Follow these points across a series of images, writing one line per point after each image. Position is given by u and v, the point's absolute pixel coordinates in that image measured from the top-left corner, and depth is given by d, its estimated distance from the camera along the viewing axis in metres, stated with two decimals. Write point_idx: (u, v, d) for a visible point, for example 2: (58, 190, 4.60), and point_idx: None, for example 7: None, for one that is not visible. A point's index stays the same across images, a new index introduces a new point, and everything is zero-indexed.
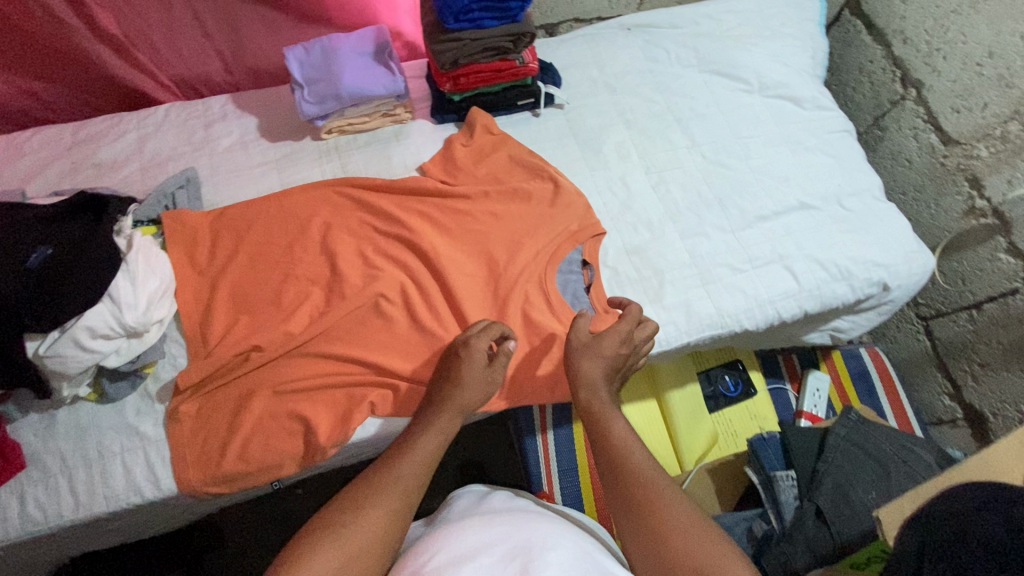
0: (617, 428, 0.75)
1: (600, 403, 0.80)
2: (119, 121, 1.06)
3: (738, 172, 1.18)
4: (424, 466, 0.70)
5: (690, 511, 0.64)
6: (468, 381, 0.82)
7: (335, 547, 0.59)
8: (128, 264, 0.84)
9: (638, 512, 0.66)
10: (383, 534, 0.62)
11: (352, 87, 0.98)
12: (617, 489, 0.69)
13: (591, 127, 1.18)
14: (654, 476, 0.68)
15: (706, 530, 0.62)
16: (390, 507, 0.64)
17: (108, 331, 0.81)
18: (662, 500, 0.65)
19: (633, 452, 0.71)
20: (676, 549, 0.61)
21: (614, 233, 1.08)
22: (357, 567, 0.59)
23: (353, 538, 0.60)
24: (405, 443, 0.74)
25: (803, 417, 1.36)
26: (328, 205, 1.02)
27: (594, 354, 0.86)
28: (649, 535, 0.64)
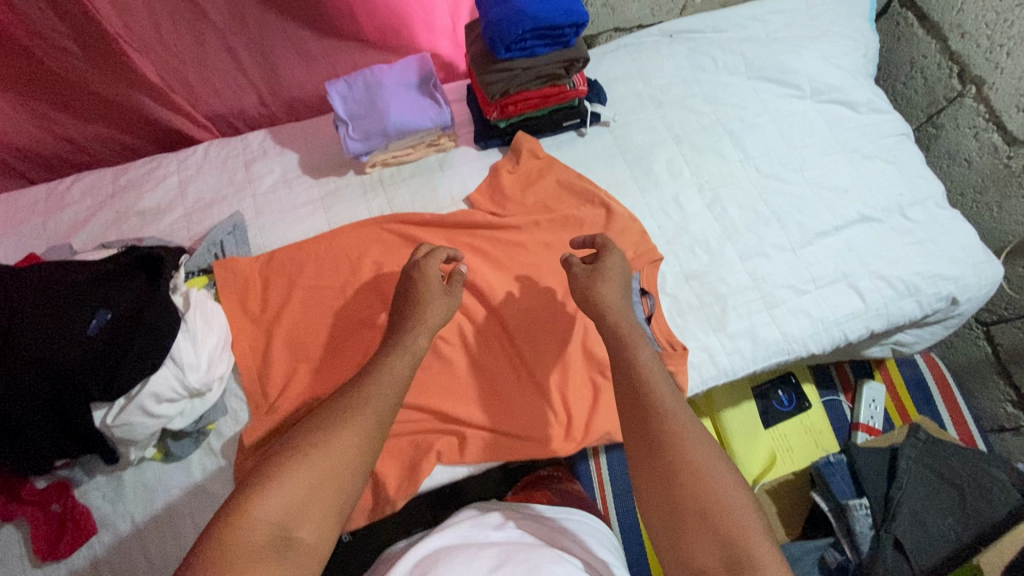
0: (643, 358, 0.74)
1: (625, 325, 0.80)
2: (159, 165, 1.04)
3: (794, 185, 1.13)
4: (393, 389, 0.71)
5: (709, 449, 0.64)
6: (434, 304, 0.83)
7: (307, 466, 0.59)
8: (187, 323, 0.82)
9: (653, 438, 0.65)
10: (357, 452, 0.63)
11: (399, 122, 0.95)
12: (632, 412, 0.69)
13: (639, 146, 1.13)
14: (673, 405, 0.68)
15: (718, 461, 0.63)
16: (361, 429, 0.64)
17: (173, 395, 0.79)
18: (683, 428, 0.65)
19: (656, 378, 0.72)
20: (688, 479, 0.61)
21: (671, 258, 1.04)
22: (331, 488, 0.59)
23: (325, 460, 0.60)
24: (378, 366, 0.73)
25: (860, 430, 1.33)
26: (380, 245, 1.00)
27: (608, 278, 0.86)
28: (658, 458, 0.64)
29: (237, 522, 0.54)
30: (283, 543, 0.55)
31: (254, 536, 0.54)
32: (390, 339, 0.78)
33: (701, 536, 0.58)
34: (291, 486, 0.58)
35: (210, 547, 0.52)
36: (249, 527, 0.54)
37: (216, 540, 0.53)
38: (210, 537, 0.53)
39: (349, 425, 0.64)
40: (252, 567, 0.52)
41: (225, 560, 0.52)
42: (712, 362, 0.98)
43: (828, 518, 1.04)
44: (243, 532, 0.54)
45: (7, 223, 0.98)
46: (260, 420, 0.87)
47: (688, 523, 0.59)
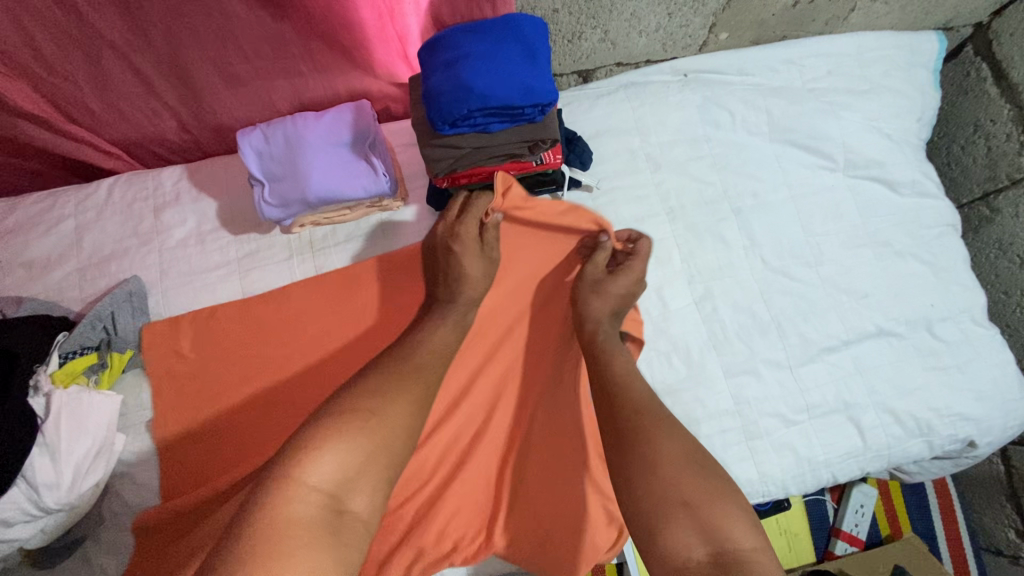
0: (621, 363, 0.77)
1: (606, 337, 0.79)
2: (53, 203, 0.89)
3: (803, 285, 0.95)
4: (434, 363, 0.73)
5: (687, 446, 0.68)
6: (469, 273, 0.80)
7: (358, 437, 0.61)
8: (45, 436, 0.69)
9: (635, 438, 0.69)
10: (403, 424, 0.65)
11: (322, 191, 0.78)
12: (613, 411, 0.72)
13: (625, 220, 0.94)
14: (656, 411, 0.72)
15: (706, 466, 0.67)
16: (407, 402, 0.66)
17: (25, 516, 0.69)
18: (665, 429, 0.69)
19: (635, 383, 0.75)
20: (670, 478, 0.65)
21: (643, 368, 0.88)
22: (378, 458, 0.62)
23: (374, 430, 0.62)
24: (416, 336, 0.75)
25: (840, 536, 1.21)
26: (312, 323, 0.86)
27: (606, 291, 0.82)
28: (642, 456, 0.67)
29: (293, 490, 0.56)
30: (337, 514, 0.58)
31: (309, 505, 0.56)
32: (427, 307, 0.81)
33: (685, 528, 0.62)
34: (344, 454, 0.60)
35: (265, 517, 0.54)
36: (304, 498, 0.56)
37: (270, 509, 0.55)
38: (267, 506, 0.55)
39: (392, 397, 0.66)
40: (308, 538, 0.54)
41: (283, 534, 0.53)
42: None
43: None
44: (298, 502, 0.56)
45: None
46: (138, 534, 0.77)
47: (673, 516, 0.63)
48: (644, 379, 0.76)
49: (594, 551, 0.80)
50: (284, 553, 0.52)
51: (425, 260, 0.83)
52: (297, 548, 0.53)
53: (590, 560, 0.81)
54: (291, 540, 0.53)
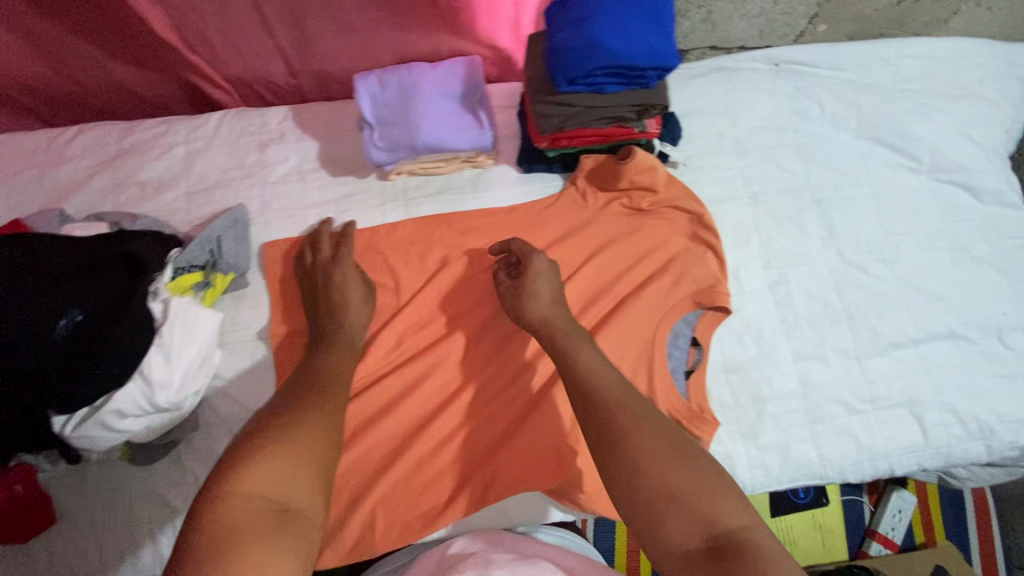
0: (583, 362, 0.66)
1: (562, 330, 0.73)
2: (166, 130, 0.94)
3: (878, 280, 0.96)
4: (340, 380, 0.68)
5: (659, 428, 0.58)
6: (353, 304, 0.80)
7: (274, 442, 0.55)
8: (162, 338, 0.74)
9: (614, 440, 0.57)
10: (325, 429, 0.59)
11: (430, 138, 0.81)
12: (590, 415, 0.61)
13: (708, 199, 0.96)
14: (621, 405, 0.60)
15: (681, 445, 0.57)
16: (320, 412, 0.61)
17: (138, 412, 0.74)
18: (641, 421, 0.58)
19: (603, 380, 0.64)
20: (655, 471, 0.54)
21: (715, 344, 0.91)
22: (306, 461, 0.55)
23: (294, 434, 0.56)
24: (318, 364, 0.70)
25: (875, 538, 1.22)
26: (403, 263, 0.89)
27: (534, 292, 0.78)
28: (624, 456, 0.56)
29: (222, 502, 0.49)
30: (280, 516, 0.50)
31: (239, 510, 0.49)
32: (318, 337, 0.77)
33: (683, 525, 0.51)
34: (265, 460, 0.53)
35: (199, 529, 0.47)
36: (231, 503, 0.49)
37: (194, 522, 0.47)
38: (201, 523, 0.48)
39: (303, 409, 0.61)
40: (240, 539, 0.47)
41: (213, 538, 0.46)
42: (732, 473, 0.87)
43: None
44: (224, 507, 0.49)
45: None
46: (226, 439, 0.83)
47: (668, 515, 0.52)
48: (614, 374, 0.65)
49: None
50: (233, 561, 0.45)
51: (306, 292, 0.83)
52: (245, 555, 0.46)
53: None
54: (235, 545, 0.46)
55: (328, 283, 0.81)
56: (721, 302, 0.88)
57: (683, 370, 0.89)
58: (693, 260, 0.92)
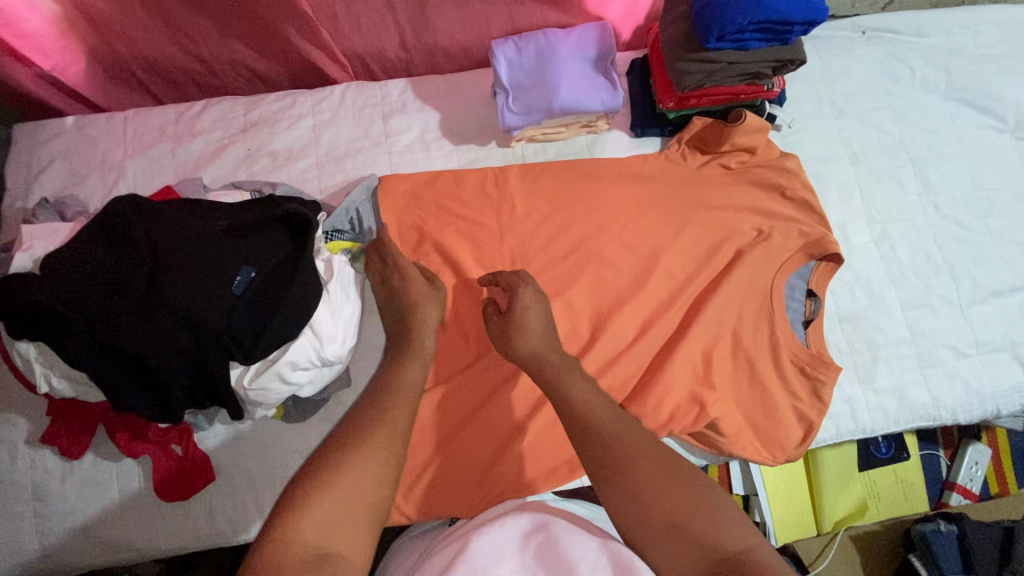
0: (577, 388, 0.65)
1: (553, 365, 0.69)
2: (292, 103, 0.97)
3: (974, 233, 1.00)
4: (405, 399, 0.63)
5: (659, 457, 0.59)
6: (418, 290, 0.79)
7: (325, 482, 0.53)
8: (329, 293, 0.78)
9: (615, 472, 0.58)
10: (382, 456, 0.56)
11: (567, 100, 0.85)
12: (591, 451, 0.60)
13: (812, 159, 1.01)
14: (620, 438, 0.60)
15: (680, 477, 0.57)
16: (375, 439, 0.57)
17: (308, 365, 0.76)
18: (631, 454, 0.59)
19: (598, 412, 0.63)
20: (652, 504, 0.56)
21: (828, 296, 0.95)
22: (362, 494, 0.53)
23: (349, 470, 0.54)
24: (387, 376, 0.67)
25: (955, 489, 1.27)
26: (534, 224, 0.93)
27: (525, 320, 0.73)
28: (626, 489, 0.57)
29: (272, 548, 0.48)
30: (324, 560, 0.48)
31: (295, 560, 0.48)
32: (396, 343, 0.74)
33: (681, 551, 0.53)
34: (317, 509, 0.51)
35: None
36: (287, 554, 0.48)
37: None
38: (250, 574, 0.47)
39: (354, 436, 0.57)
40: None
41: None
42: (851, 416, 0.91)
43: None
44: (282, 557, 0.48)
45: (135, 144, 0.94)
46: None
47: (668, 547, 0.54)
48: (608, 401, 0.65)
49: (781, 447, 0.89)
50: None
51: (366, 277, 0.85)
52: None
53: (775, 454, 0.89)
54: None
55: (397, 282, 0.80)
56: (836, 253, 0.92)
57: (802, 320, 0.93)
58: (805, 216, 0.96)
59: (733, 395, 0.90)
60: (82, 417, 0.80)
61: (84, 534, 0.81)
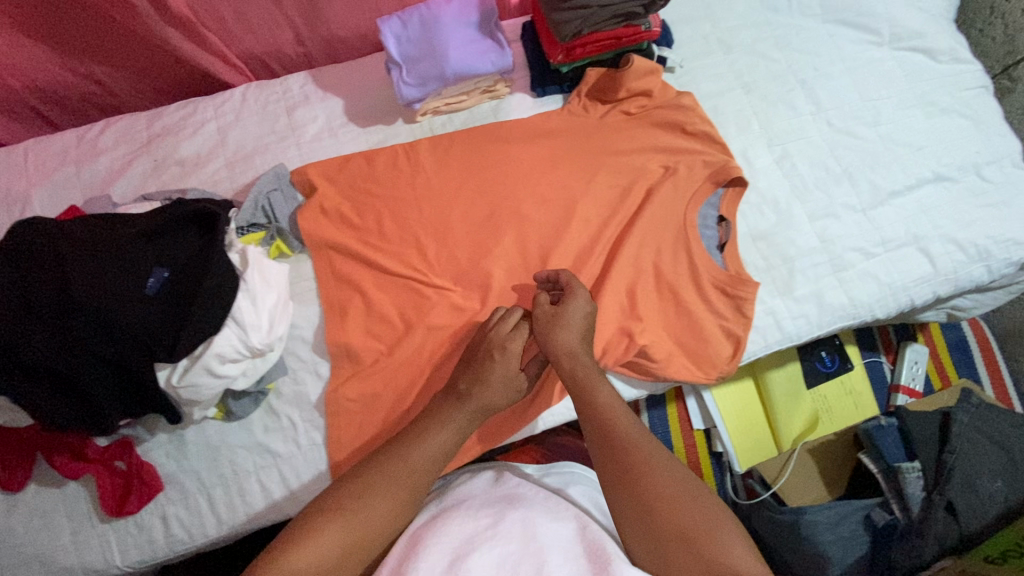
0: (603, 399, 0.77)
1: (585, 370, 0.80)
2: (193, 110, 0.97)
3: (867, 141, 1.07)
4: (437, 453, 0.77)
5: (674, 478, 0.70)
6: (514, 347, 0.82)
7: (340, 521, 0.68)
8: (246, 282, 0.79)
9: (632, 482, 0.70)
10: (389, 515, 0.71)
11: (458, 65, 0.87)
12: (608, 458, 0.73)
13: (707, 94, 1.06)
14: (645, 453, 0.72)
15: (684, 492, 0.69)
16: (393, 497, 0.71)
17: (236, 356, 0.77)
18: (653, 472, 0.70)
19: (619, 427, 0.75)
20: (659, 517, 0.67)
21: (739, 219, 1.00)
22: (361, 540, 0.68)
23: (362, 520, 0.69)
24: (427, 427, 0.79)
25: (901, 391, 1.34)
26: (449, 191, 0.95)
27: (565, 326, 0.82)
28: (634, 498, 0.69)
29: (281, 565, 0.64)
30: None
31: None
32: (460, 379, 0.82)
33: (679, 560, 0.64)
34: (328, 544, 0.66)
35: None
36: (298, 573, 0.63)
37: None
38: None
39: (382, 495, 0.71)
40: None
41: None
42: (777, 326, 0.95)
43: (876, 479, 1.04)
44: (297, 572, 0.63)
45: (37, 173, 0.93)
46: (314, 381, 0.86)
47: (671, 552, 0.65)
48: (633, 419, 0.76)
49: (713, 365, 0.93)
50: None
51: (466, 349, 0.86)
52: None
53: (707, 373, 0.93)
54: None
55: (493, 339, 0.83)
56: (738, 176, 0.97)
57: (718, 245, 0.98)
58: (707, 147, 1.00)
59: (663, 324, 0.94)
60: (18, 447, 0.79)
61: (38, 565, 0.80)
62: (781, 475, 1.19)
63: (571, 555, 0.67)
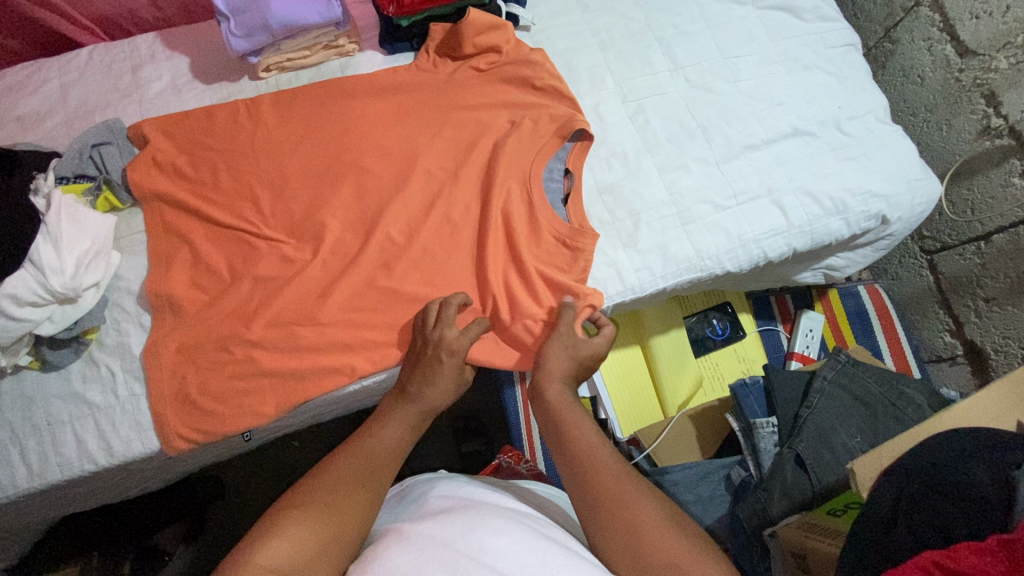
0: (584, 433, 0.70)
1: (563, 410, 0.74)
2: (40, 70, 0.99)
3: (725, 96, 1.06)
4: (394, 451, 0.70)
5: (661, 506, 0.60)
6: (450, 365, 0.80)
7: (306, 516, 0.58)
8: (49, 226, 0.79)
9: (613, 508, 0.60)
10: (362, 512, 0.61)
11: (281, 16, 0.90)
12: (584, 484, 0.64)
13: (561, 52, 1.06)
14: (626, 478, 0.63)
15: (677, 521, 0.59)
16: (363, 494, 0.62)
17: (35, 299, 0.76)
18: (636, 498, 0.60)
19: (599, 456, 0.66)
20: (651, 545, 0.56)
21: (586, 172, 1.00)
22: (334, 545, 0.57)
23: (329, 518, 0.58)
24: (377, 429, 0.73)
25: (794, 359, 1.31)
26: (286, 144, 0.94)
27: (571, 353, 0.83)
28: (622, 528, 0.58)
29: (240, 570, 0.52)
30: None
31: None
32: (404, 384, 0.80)
33: None
34: (286, 544, 0.55)
35: None
36: None
37: None
38: None
39: (348, 490, 0.62)
40: None
41: None
42: (619, 278, 0.95)
43: (737, 437, 1.05)
44: None
45: None
46: (137, 331, 0.86)
47: None
48: (609, 446, 0.68)
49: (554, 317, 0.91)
50: None
51: (409, 352, 0.84)
52: None
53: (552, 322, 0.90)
54: None
55: (428, 338, 0.83)
56: (581, 128, 0.97)
57: (563, 197, 0.98)
58: (553, 101, 1.00)
59: (500, 275, 0.92)
60: None
61: None
62: (659, 436, 1.16)
63: (554, 565, 0.53)
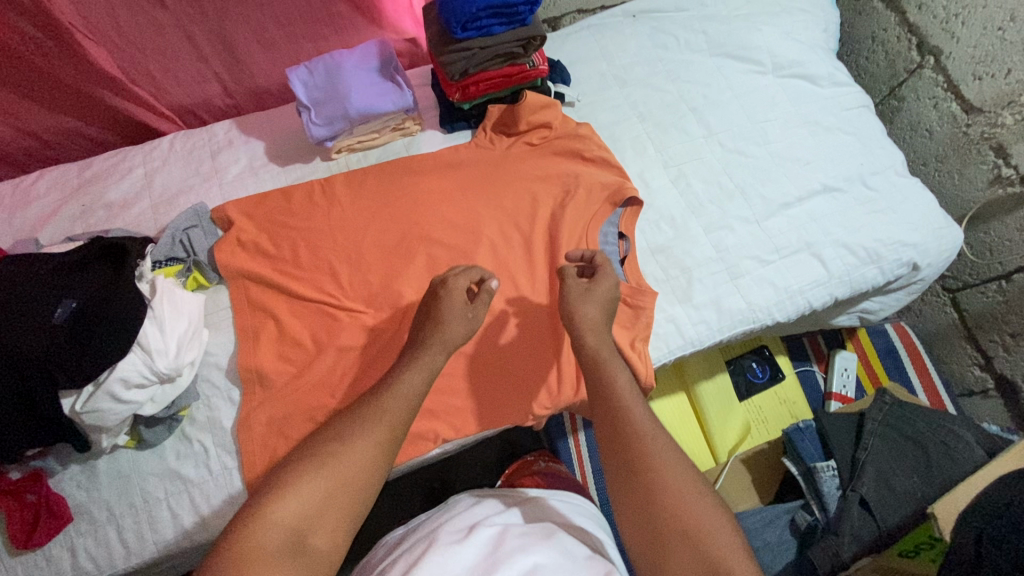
0: (623, 380, 0.71)
1: (602, 351, 0.75)
2: (124, 158, 1.06)
3: (758, 159, 1.14)
4: (403, 399, 0.69)
5: (686, 473, 0.62)
6: (450, 317, 0.78)
7: (316, 469, 0.61)
8: (155, 310, 0.84)
9: (639, 468, 0.63)
10: (369, 465, 0.63)
11: (360, 105, 1.00)
12: (614, 445, 0.66)
13: (604, 124, 1.16)
14: (654, 439, 0.65)
15: (697, 486, 0.61)
16: (371, 441, 0.64)
17: (141, 380, 0.80)
18: (663, 464, 0.62)
19: (635, 414, 0.68)
20: (669, 509, 0.59)
21: (638, 234, 1.07)
22: (340, 496, 0.61)
23: (340, 469, 0.62)
24: (393, 378, 0.72)
25: (834, 399, 1.36)
26: (359, 219, 1.00)
27: (594, 300, 0.80)
28: (643, 489, 0.62)
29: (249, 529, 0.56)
30: (301, 539, 0.57)
31: (274, 539, 0.56)
32: (417, 336, 0.78)
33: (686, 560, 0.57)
34: (299, 496, 0.59)
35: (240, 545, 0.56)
36: (266, 531, 0.57)
37: (235, 542, 0.56)
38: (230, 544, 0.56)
39: (358, 437, 0.64)
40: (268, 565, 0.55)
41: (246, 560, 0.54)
42: (679, 333, 1.00)
43: (798, 481, 1.08)
44: (261, 534, 0.57)
45: None
46: (227, 406, 0.90)
47: (676, 550, 0.57)
48: (647, 404, 0.70)
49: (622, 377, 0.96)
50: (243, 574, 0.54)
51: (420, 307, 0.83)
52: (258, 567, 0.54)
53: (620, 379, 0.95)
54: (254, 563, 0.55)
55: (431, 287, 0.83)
56: (631, 195, 1.04)
57: (619, 260, 1.04)
58: (604, 170, 1.08)
59: None
60: None
61: None
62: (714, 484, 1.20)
63: None
